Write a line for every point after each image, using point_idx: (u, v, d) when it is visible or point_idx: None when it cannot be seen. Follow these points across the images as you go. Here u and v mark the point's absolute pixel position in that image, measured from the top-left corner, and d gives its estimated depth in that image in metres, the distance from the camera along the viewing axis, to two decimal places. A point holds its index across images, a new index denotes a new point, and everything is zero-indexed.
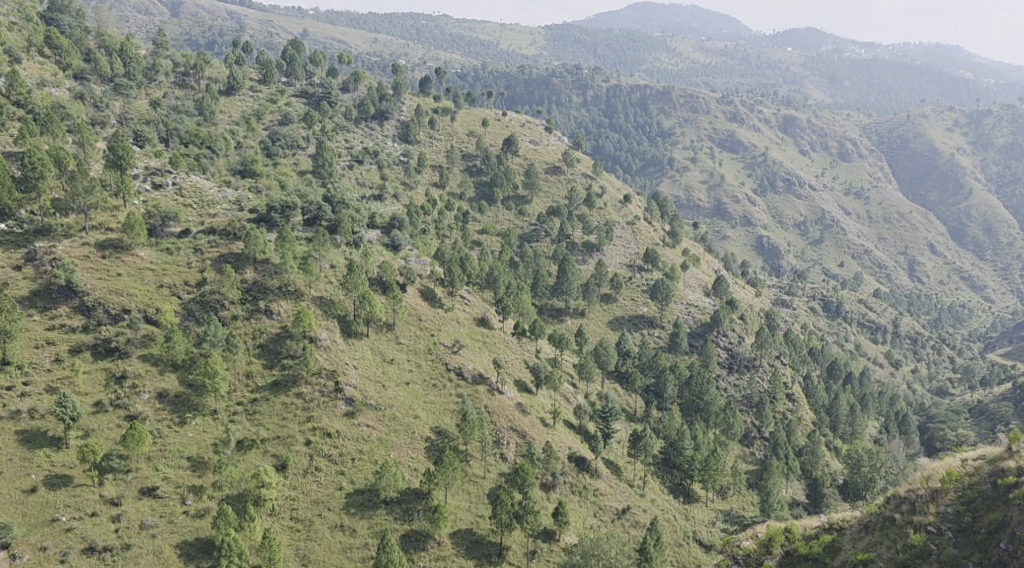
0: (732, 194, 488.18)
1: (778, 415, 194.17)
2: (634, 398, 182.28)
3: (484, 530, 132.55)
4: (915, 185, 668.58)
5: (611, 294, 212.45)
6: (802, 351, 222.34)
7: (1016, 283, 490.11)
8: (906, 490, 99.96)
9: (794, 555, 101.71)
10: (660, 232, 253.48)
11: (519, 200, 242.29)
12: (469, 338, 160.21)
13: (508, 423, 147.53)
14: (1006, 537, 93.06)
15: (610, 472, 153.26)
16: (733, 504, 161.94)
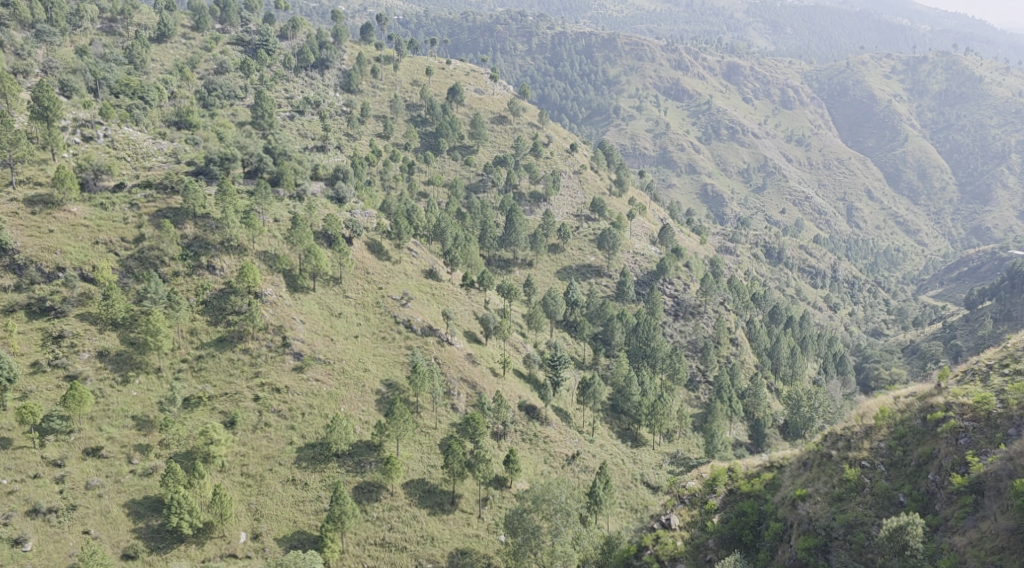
0: (677, 142, 491.11)
1: (721, 358, 198.69)
2: (582, 346, 184.33)
3: (436, 479, 134.02)
4: (856, 131, 678.88)
5: (559, 245, 213.34)
6: (745, 297, 226.73)
7: (949, 227, 503.33)
8: (842, 428, 101.20)
9: (737, 493, 103.18)
10: (606, 181, 254.94)
11: (464, 149, 240.89)
12: (417, 291, 159.86)
13: (459, 373, 148.49)
14: (934, 469, 93.53)
15: (559, 420, 155.55)
16: (679, 447, 166.10)
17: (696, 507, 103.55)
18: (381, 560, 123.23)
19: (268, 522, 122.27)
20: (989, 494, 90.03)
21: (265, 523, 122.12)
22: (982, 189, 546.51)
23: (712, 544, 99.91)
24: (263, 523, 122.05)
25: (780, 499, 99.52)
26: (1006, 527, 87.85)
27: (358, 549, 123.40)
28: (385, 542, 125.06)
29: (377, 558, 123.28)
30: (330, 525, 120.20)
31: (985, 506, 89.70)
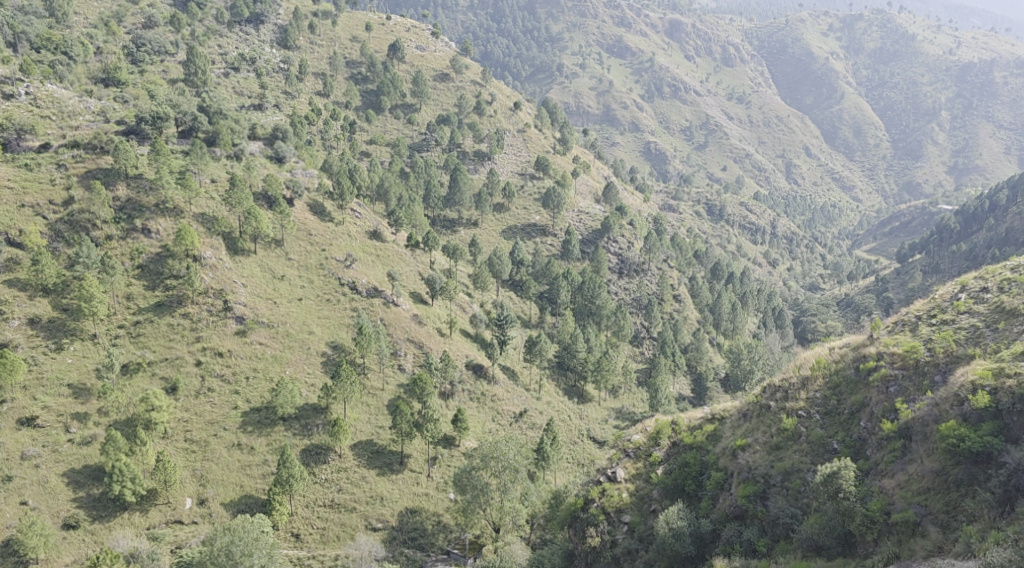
0: (620, 101, 490.99)
1: (664, 315, 201.85)
2: (529, 305, 184.30)
3: (384, 440, 134.44)
4: (795, 89, 686.72)
5: (503, 204, 212.89)
6: (688, 254, 229.98)
7: (881, 183, 514.10)
8: (781, 379, 100.72)
9: (680, 446, 102.59)
10: (550, 140, 254.75)
11: (407, 108, 237.74)
12: (362, 252, 158.23)
13: (405, 334, 148.20)
14: (865, 416, 93.03)
15: (506, 378, 156.60)
16: (624, 402, 169.00)
17: (642, 460, 102.90)
18: (331, 521, 123.35)
19: (213, 487, 121.23)
20: (916, 439, 88.62)
21: (211, 488, 121.09)
22: (914, 145, 557.96)
23: (656, 495, 98.83)
24: (208, 488, 121.02)
25: (721, 450, 98.78)
26: (931, 469, 86.44)
27: (307, 511, 123.33)
28: (335, 503, 125.16)
29: (327, 519, 123.32)
30: (277, 488, 119.67)
31: (913, 450, 88.32)
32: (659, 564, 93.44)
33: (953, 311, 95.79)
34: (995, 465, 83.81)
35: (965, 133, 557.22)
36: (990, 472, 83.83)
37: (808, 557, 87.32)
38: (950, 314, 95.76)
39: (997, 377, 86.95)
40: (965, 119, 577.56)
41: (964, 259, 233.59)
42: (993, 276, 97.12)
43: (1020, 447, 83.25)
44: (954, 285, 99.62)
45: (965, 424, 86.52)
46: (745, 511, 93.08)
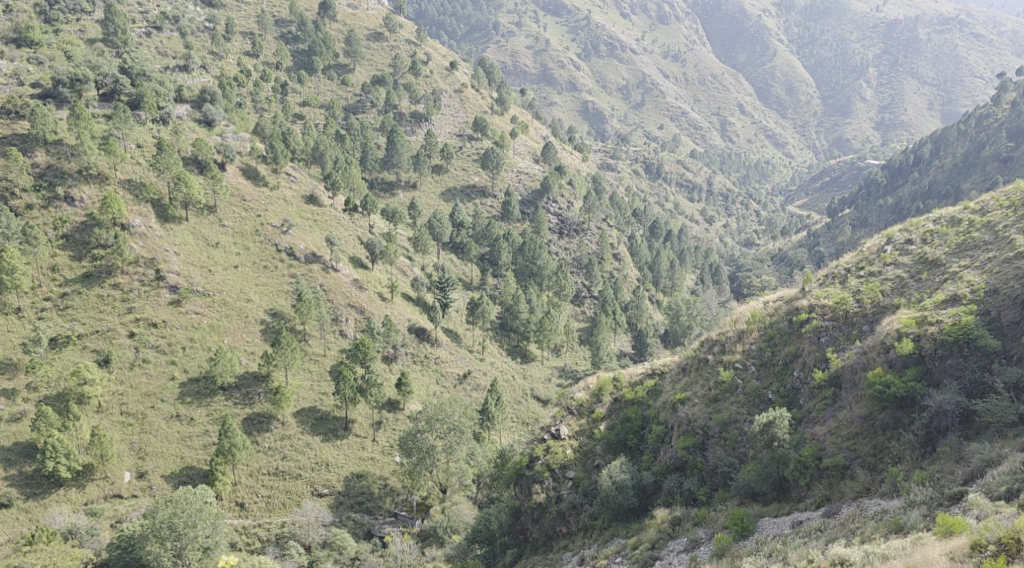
0: (557, 60, 488.43)
1: (605, 274, 203.45)
2: (470, 268, 183.24)
3: (328, 406, 133.94)
4: (729, 47, 692.75)
5: (442, 165, 210.86)
6: (626, 214, 232.13)
7: (812, 140, 524.30)
8: (718, 334, 102.84)
9: (622, 401, 104.20)
10: (487, 100, 253.33)
11: (340, 69, 233.47)
12: (298, 217, 155.70)
13: (346, 299, 146.92)
14: (798, 367, 94.54)
15: (449, 340, 156.82)
16: (567, 359, 171.10)
17: (584, 416, 104.07)
18: (276, 488, 122.96)
19: (153, 460, 119.68)
20: (846, 386, 90.02)
21: (150, 461, 119.51)
22: (843, 102, 568.89)
23: (599, 451, 99.88)
24: (148, 461, 119.42)
25: (662, 404, 99.93)
26: (860, 415, 87.46)
27: (251, 480, 122.53)
28: (279, 471, 124.69)
29: (271, 487, 122.87)
30: (220, 458, 118.65)
31: (843, 397, 89.63)
32: (602, 517, 94.43)
33: (880, 263, 98.16)
34: (918, 409, 84.75)
35: (891, 89, 570.74)
36: (913, 415, 84.78)
37: (745, 503, 88.16)
38: (877, 266, 98.04)
39: (920, 325, 88.31)
40: (891, 76, 593.37)
41: (891, 213, 239.99)
42: (916, 229, 100.01)
43: (941, 390, 84.47)
44: (880, 238, 102.35)
45: (890, 371, 87.45)
46: (685, 463, 94.01)
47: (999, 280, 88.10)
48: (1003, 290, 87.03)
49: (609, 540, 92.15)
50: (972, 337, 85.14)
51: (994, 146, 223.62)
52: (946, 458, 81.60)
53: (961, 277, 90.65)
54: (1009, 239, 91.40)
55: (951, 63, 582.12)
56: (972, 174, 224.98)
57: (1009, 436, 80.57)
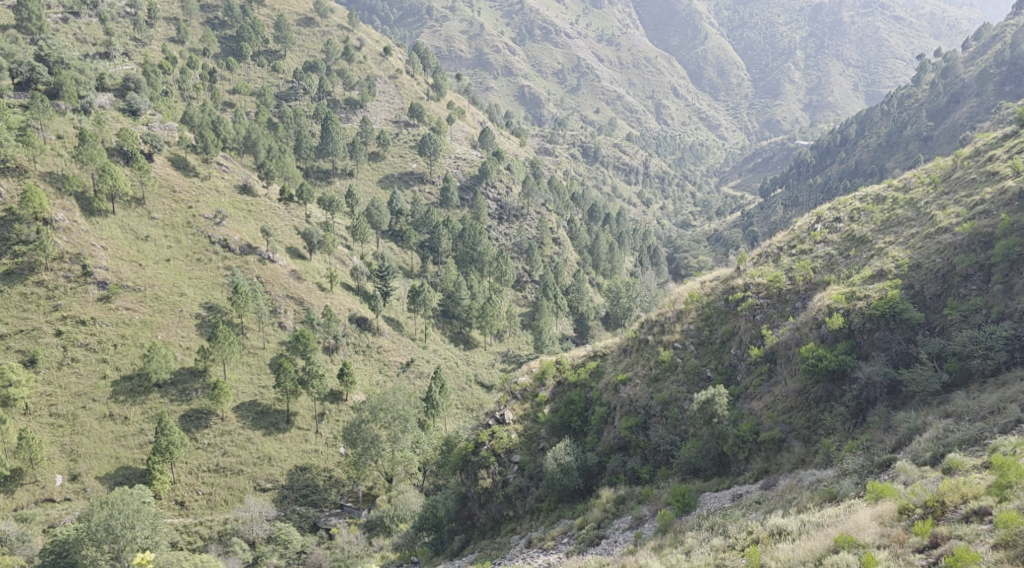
0: (492, 45, 486.86)
1: (545, 258, 204.73)
2: (410, 255, 181.86)
3: (268, 400, 132.84)
4: (661, 30, 699.19)
5: (379, 152, 209.17)
6: (565, 198, 234.00)
7: (744, 122, 531.18)
8: (657, 314, 104.81)
9: (565, 384, 105.47)
10: (423, 86, 252.49)
11: (271, 55, 229.32)
12: (232, 208, 152.62)
13: (284, 291, 145.49)
14: (735, 344, 96.81)
15: (391, 329, 156.39)
16: (509, 345, 172.28)
17: (528, 401, 104.87)
18: (217, 485, 121.65)
19: (86, 461, 117.32)
20: (780, 361, 92.23)
21: (83, 462, 117.15)
22: (772, 84, 581.07)
23: (544, 434, 100.94)
24: (81, 463, 117.01)
25: (604, 385, 101.69)
26: (794, 389, 89.63)
27: (191, 477, 121.00)
28: (220, 467, 123.35)
29: (212, 484, 121.53)
30: (157, 457, 116.84)
31: (778, 372, 91.88)
32: (549, 499, 95.30)
33: (810, 241, 101.17)
34: (848, 381, 87.21)
35: (818, 72, 586.10)
36: (844, 387, 87.20)
37: (687, 480, 89.52)
38: (807, 244, 101.05)
39: (849, 300, 91.08)
40: (817, 59, 609.86)
41: (820, 191, 245.55)
42: (844, 207, 103.59)
43: (870, 362, 87.09)
44: (810, 216, 105.59)
45: (822, 345, 89.94)
46: (629, 442, 95.59)
47: (922, 255, 91.39)
48: (926, 264, 90.39)
49: (556, 522, 92.66)
50: (897, 311, 88.10)
51: (915, 125, 230.90)
52: (876, 427, 83.47)
53: (887, 253, 93.80)
54: (930, 215, 94.98)
55: (874, 46, 601.00)
56: (896, 153, 231.87)
57: (933, 404, 82.86)
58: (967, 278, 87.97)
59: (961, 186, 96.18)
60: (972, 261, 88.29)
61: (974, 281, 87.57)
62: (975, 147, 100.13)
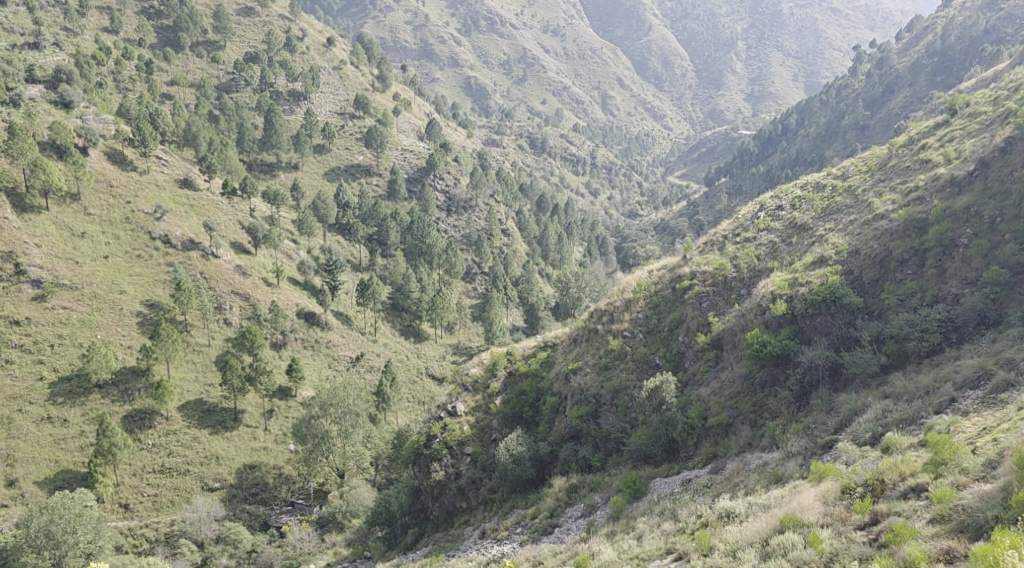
0: (437, 35, 484.48)
1: (494, 250, 205.02)
2: (358, 248, 180.19)
3: (214, 398, 131.25)
4: (605, 21, 702.67)
5: (324, 145, 206.84)
6: (513, 189, 234.50)
7: (688, 112, 537.41)
8: (606, 304, 105.84)
9: (516, 375, 105.86)
10: (368, 77, 250.68)
11: (210, 46, 224.93)
12: (173, 203, 149.32)
13: (229, 287, 143.33)
14: (683, 332, 98.17)
15: (340, 323, 155.27)
16: (460, 337, 172.55)
17: (480, 392, 104.90)
18: (163, 486, 120.06)
19: (24, 466, 114.67)
20: (727, 348, 93.76)
21: (21, 467, 114.46)
22: (715, 74, 589.99)
23: (496, 425, 101.20)
24: (18, 468, 114.30)
25: (555, 375, 102.42)
26: (740, 375, 91.04)
27: (135, 479, 119.13)
28: (165, 468, 121.67)
29: (158, 485, 119.89)
30: (98, 459, 114.67)
31: (724, 358, 93.36)
32: (502, 490, 95.55)
33: (754, 229, 103.55)
34: (792, 365, 88.83)
35: (759, 63, 597.65)
36: (788, 371, 88.79)
37: (638, 466, 90.40)
38: (751, 233, 103.29)
39: (792, 286, 92.98)
40: (758, 50, 621.56)
41: (762, 180, 249.44)
42: (786, 196, 106.55)
43: (813, 346, 88.91)
44: (754, 205, 108.34)
45: (767, 331, 91.54)
46: (580, 431, 96.41)
47: (860, 241, 93.68)
48: (864, 251, 92.67)
49: (509, 512, 92.87)
50: (838, 296, 90.05)
51: (852, 115, 236.14)
52: (819, 410, 84.86)
53: (827, 240, 95.94)
54: (867, 202, 97.76)
55: (813, 38, 621.39)
56: (834, 142, 236.63)
57: (873, 385, 84.63)
58: (903, 263, 90.50)
59: (897, 173, 99.88)
60: (908, 246, 90.91)
61: (909, 266, 90.14)
62: (909, 136, 104.80)
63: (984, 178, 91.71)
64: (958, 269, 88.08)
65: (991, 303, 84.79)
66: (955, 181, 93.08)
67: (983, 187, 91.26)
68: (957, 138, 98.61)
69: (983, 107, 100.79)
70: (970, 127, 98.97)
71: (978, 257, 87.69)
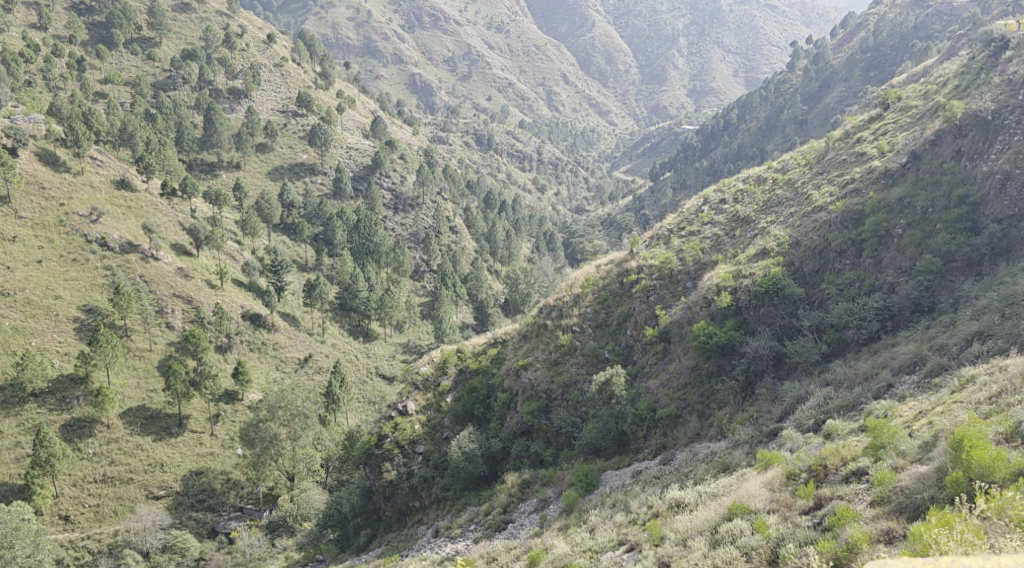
0: (380, 32, 480.58)
1: (443, 247, 204.77)
2: (304, 248, 178.34)
3: (157, 404, 129.01)
4: (549, 18, 705.38)
5: (266, 143, 204.17)
6: (460, 186, 234.38)
7: (633, 107, 542.25)
8: (555, 300, 106.83)
9: (467, 372, 106.22)
10: (310, 74, 248.17)
11: (145, 43, 220.00)
12: (110, 204, 145.07)
13: (170, 290, 140.75)
14: (631, 326, 99.40)
15: (287, 324, 153.67)
16: (410, 335, 172.14)
17: (430, 390, 104.88)
18: (105, 496, 117.81)
19: None
20: (674, 340, 95.09)
21: None
22: (658, 70, 596.61)
23: (447, 423, 101.26)
24: None
25: (505, 371, 103.03)
26: (687, 366, 92.49)
27: (75, 490, 116.74)
28: (107, 477, 119.35)
29: (100, 495, 117.61)
30: (36, 470, 111.99)
31: (672, 350, 94.70)
32: (454, 488, 95.51)
33: (698, 223, 105.55)
34: (738, 355, 90.41)
35: (700, 59, 607.12)
36: (734, 361, 90.36)
37: (589, 460, 91.14)
38: (696, 226, 105.25)
39: (736, 278, 94.75)
40: (699, 46, 630.85)
41: (706, 174, 252.70)
42: (729, 189, 109.12)
43: (757, 337, 90.61)
44: (698, 199, 110.47)
45: (712, 323, 93.11)
46: (531, 427, 96.97)
47: (801, 233, 95.80)
48: (804, 242, 94.80)
49: (462, 510, 92.80)
50: (780, 287, 91.89)
51: (791, 110, 240.48)
52: (763, 398, 86.33)
53: (769, 233, 98.04)
54: (806, 195, 100.19)
55: (751, 35, 633.77)
56: (774, 136, 240.85)
57: (815, 372, 86.30)
58: (841, 253, 92.72)
59: (834, 166, 102.46)
60: (846, 237, 93.15)
61: (848, 256, 92.39)
62: (845, 130, 108.03)
63: (916, 170, 94.69)
64: (893, 259, 90.52)
65: (925, 291, 87.18)
66: (889, 173, 95.95)
67: (915, 178, 94.17)
68: (890, 131, 101.74)
69: (914, 102, 104.61)
70: (902, 121, 102.28)
71: (912, 246, 90.21)
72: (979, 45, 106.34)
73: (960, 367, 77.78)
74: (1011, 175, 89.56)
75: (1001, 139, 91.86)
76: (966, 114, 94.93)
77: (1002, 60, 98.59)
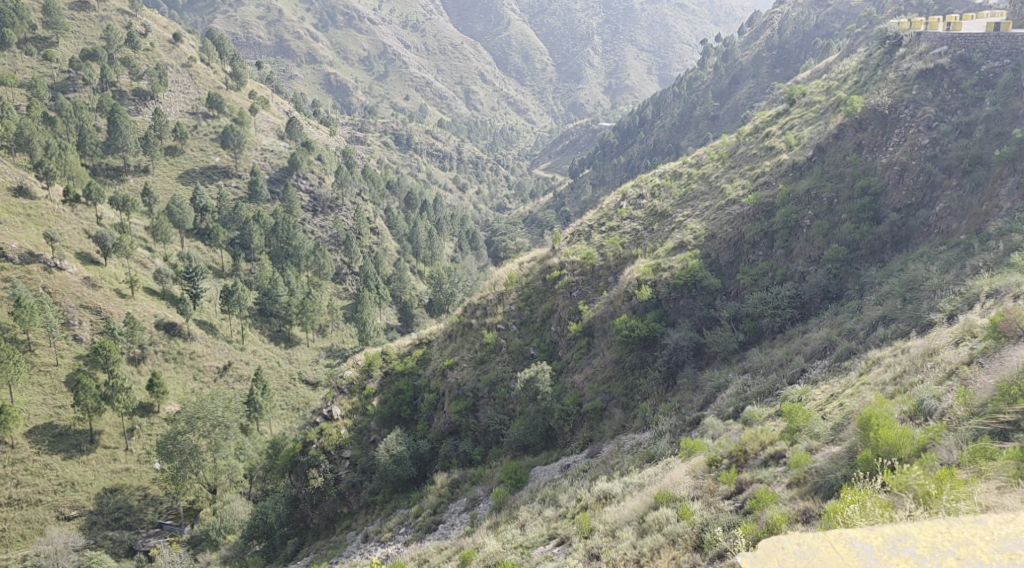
0: (292, 31, 472.02)
1: (364, 249, 203.00)
2: (219, 254, 174.20)
3: (66, 421, 124.46)
4: (464, 17, 705.19)
5: (176, 146, 198.66)
6: (380, 187, 232.71)
7: (550, 105, 546.40)
8: (479, 298, 107.34)
9: (392, 374, 106.32)
10: (220, 74, 242.74)
11: (41, 43, 211.74)
12: (6, 213, 138.15)
13: (77, 301, 135.69)
14: (555, 321, 100.39)
15: (204, 332, 149.76)
16: (333, 339, 170.40)
17: (356, 394, 104.65)
18: (11, 520, 113.81)
19: None
20: (597, 335, 96.43)
21: None
22: (574, 68, 602.18)
23: (374, 426, 101.04)
24: None
25: (431, 372, 102.97)
26: (611, 360, 93.76)
27: None
28: (13, 500, 115.13)
29: (6, 519, 113.55)
30: None
31: (596, 345, 95.96)
32: (383, 491, 94.78)
33: (617, 219, 107.79)
34: (659, 347, 92.09)
35: (615, 57, 616.02)
36: (656, 353, 92.00)
37: (517, 456, 91.49)
38: (616, 222, 107.43)
39: (655, 272, 96.66)
40: (613, 44, 639.66)
41: (624, 171, 256.21)
42: (646, 184, 111.43)
43: (677, 328, 92.50)
44: (616, 195, 112.67)
45: (634, 316, 94.72)
46: (459, 426, 97.05)
47: (715, 226, 98.26)
48: (719, 235, 97.21)
49: (391, 513, 92.13)
50: (698, 279, 93.95)
51: (704, 106, 245.77)
52: (685, 388, 88.03)
53: (685, 227, 100.39)
54: (720, 189, 103.15)
55: (663, 33, 645.76)
56: (688, 132, 245.51)
57: (733, 361, 88.28)
58: (754, 245, 95.41)
59: (745, 160, 105.67)
60: (759, 229, 95.91)
61: (760, 247, 95.18)
62: (754, 125, 111.49)
63: (821, 163, 97.94)
64: (803, 249, 93.55)
65: (833, 279, 90.22)
66: (796, 166, 99.03)
67: (820, 171, 97.43)
68: (797, 126, 105.02)
69: (817, 97, 108.47)
70: (807, 116, 105.75)
71: (820, 236, 93.15)
72: (875, 42, 110.88)
73: (867, 350, 80.53)
74: (907, 166, 93.54)
75: (897, 132, 96.06)
76: (865, 108, 98.99)
77: (897, 57, 103.30)
